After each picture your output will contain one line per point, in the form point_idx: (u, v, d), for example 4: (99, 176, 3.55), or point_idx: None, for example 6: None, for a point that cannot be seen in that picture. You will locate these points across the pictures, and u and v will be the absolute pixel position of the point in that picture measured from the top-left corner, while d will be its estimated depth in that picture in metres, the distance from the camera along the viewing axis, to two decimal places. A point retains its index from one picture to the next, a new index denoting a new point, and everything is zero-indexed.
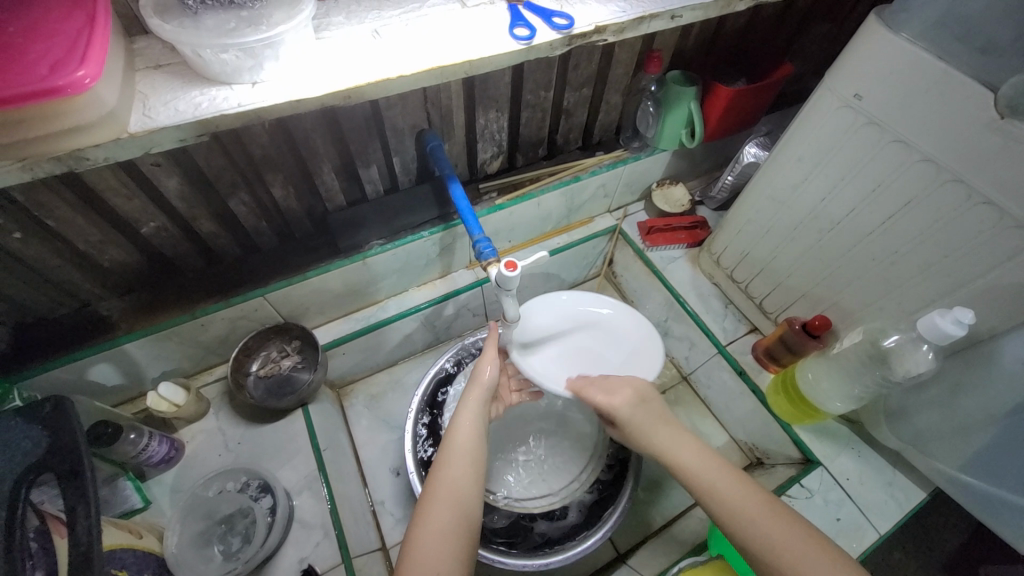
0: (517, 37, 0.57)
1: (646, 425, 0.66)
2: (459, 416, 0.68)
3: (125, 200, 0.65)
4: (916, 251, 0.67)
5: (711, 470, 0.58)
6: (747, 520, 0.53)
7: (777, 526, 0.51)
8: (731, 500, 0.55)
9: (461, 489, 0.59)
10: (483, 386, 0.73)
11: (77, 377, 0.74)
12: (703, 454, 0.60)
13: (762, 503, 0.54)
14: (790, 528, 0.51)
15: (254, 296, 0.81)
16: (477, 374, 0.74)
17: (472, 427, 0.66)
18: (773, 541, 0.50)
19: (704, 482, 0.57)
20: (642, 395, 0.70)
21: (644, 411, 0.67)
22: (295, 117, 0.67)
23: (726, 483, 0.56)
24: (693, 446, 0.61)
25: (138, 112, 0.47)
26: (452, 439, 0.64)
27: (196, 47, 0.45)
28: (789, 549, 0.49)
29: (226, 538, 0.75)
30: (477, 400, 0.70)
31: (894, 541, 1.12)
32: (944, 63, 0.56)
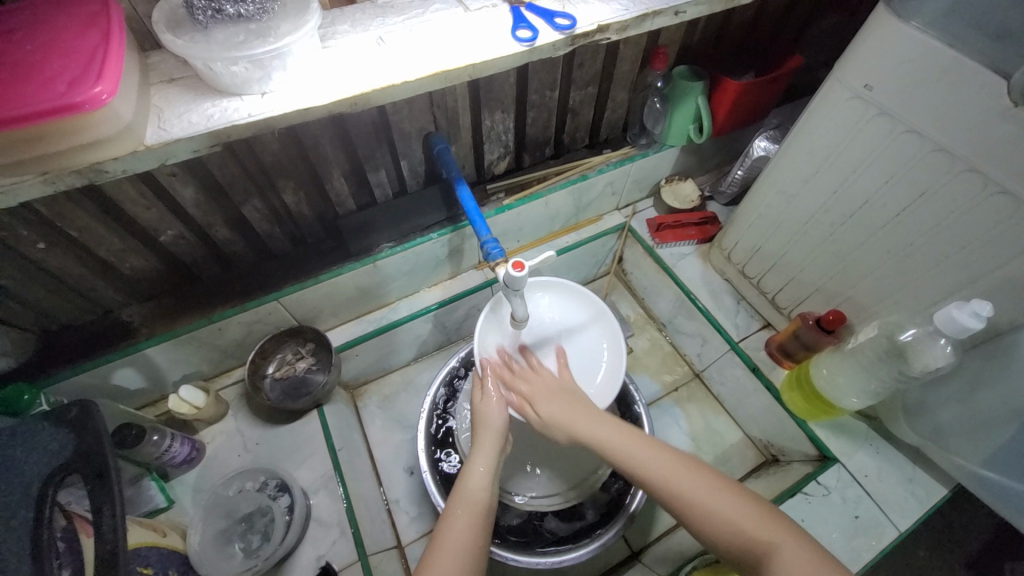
0: (520, 39, 0.57)
1: (564, 416, 0.67)
2: (472, 461, 0.67)
3: (144, 210, 0.67)
4: (931, 243, 0.66)
5: (621, 437, 0.63)
6: (662, 477, 0.58)
7: (687, 475, 0.57)
8: (644, 461, 0.60)
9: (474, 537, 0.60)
10: (496, 431, 0.69)
11: (102, 381, 0.77)
12: (610, 424, 0.65)
13: (668, 457, 0.60)
14: (698, 477, 0.57)
15: (269, 300, 0.83)
16: (485, 418, 0.70)
17: (484, 475, 0.66)
18: (687, 490, 0.56)
19: (620, 450, 0.62)
20: (559, 388, 0.71)
21: (559, 400, 0.69)
22: (304, 124, 0.69)
23: (638, 447, 0.61)
24: (604, 419, 0.66)
25: (154, 124, 0.48)
26: (463, 490, 0.64)
27: (207, 60, 0.46)
28: (700, 496, 0.55)
29: (246, 536, 0.76)
30: (491, 444, 0.68)
31: (917, 538, 1.10)
32: (955, 51, 0.55)
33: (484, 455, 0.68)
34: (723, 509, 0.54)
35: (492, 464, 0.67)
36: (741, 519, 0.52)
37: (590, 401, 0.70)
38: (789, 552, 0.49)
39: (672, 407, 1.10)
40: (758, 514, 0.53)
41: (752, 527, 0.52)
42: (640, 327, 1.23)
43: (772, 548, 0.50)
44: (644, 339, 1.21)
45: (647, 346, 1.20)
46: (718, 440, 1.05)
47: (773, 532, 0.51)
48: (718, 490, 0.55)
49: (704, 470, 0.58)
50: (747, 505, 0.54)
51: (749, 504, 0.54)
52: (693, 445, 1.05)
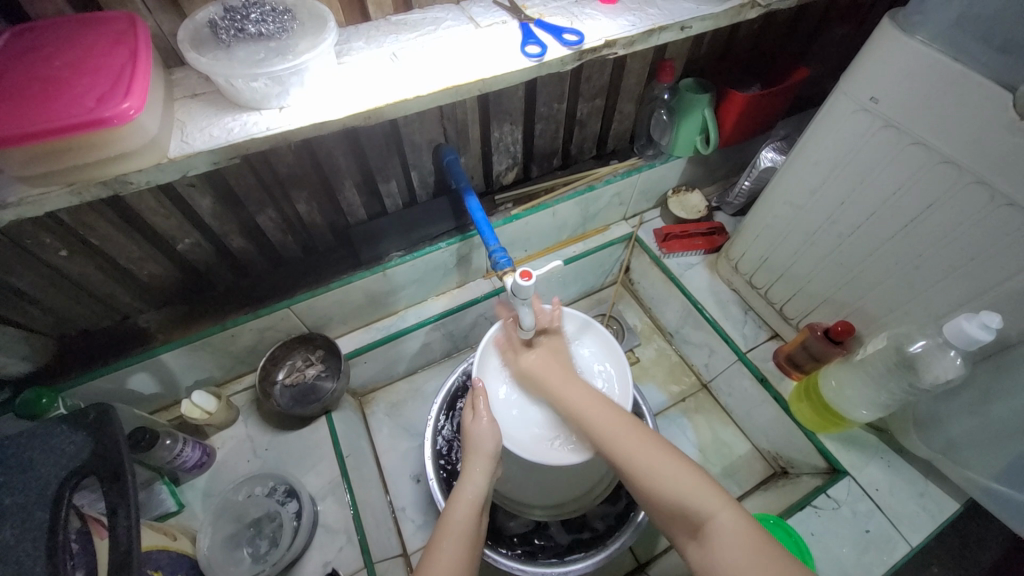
0: (529, 55, 0.58)
1: (541, 376, 0.74)
2: (460, 488, 0.67)
3: (163, 219, 0.69)
4: (939, 254, 0.66)
5: (583, 398, 0.68)
6: (614, 438, 0.63)
7: (637, 443, 0.61)
8: (600, 421, 0.65)
9: (460, 554, 0.60)
10: (488, 456, 0.69)
11: (118, 385, 0.79)
12: (576, 385, 0.70)
13: (624, 421, 0.64)
14: (643, 445, 0.61)
15: (281, 307, 0.84)
16: (476, 441, 0.69)
17: (473, 501, 0.66)
18: (635, 455, 0.60)
19: (577, 409, 0.68)
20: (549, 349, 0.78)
21: (541, 359, 0.76)
22: (319, 137, 0.71)
23: (595, 412, 0.66)
24: (575, 383, 0.71)
25: (177, 138, 0.50)
26: (451, 514, 0.64)
27: (229, 77, 0.48)
28: (641, 459, 0.59)
29: (254, 541, 0.77)
30: (481, 469, 0.68)
31: (930, 554, 1.07)
32: (959, 65, 0.56)
33: (476, 479, 0.68)
34: (665, 475, 0.57)
35: (482, 490, 0.67)
36: (682, 487, 0.56)
37: (570, 363, 0.76)
38: (720, 521, 0.52)
39: (679, 418, 1.10)
40: (699, 482, 0.56)
41: (691, 494, 0.55)
42: (648, 337, 1.22)
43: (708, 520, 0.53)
44: (652, 349, 1.20)
45: (654, 356, 1.19)
46: (726, 452, 1.04)
47: (710, 500, 0.54)
48: (664, 457, 0.59)
49: (656, 440, 0.62)
50: (690, 473, 0.57)
51: (691, 472, 0.57)
52: (701, 457, 1.04)
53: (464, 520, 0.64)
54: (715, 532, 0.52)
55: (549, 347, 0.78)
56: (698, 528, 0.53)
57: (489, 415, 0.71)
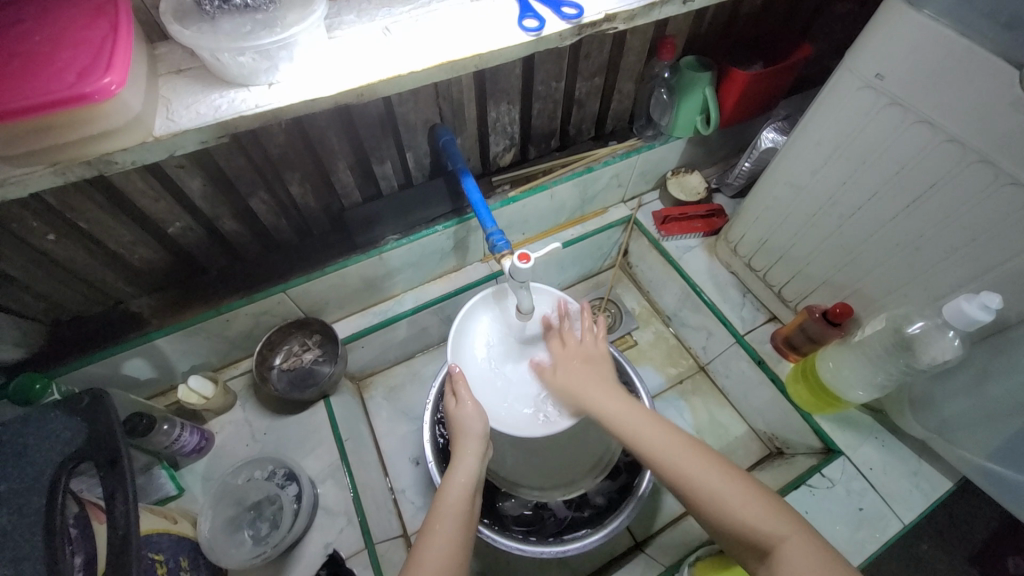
0: (526, 29, 0.56)
1: (581, 389, 0.71)
2: (453, 471, 0.68)
3: (152, 201, 0.67)
4: (940, 235, 0.65)
5: (636, 415, 0.65)
6: (674, 461, 0.60)
7: (698, 464, 0.58)
8: (658, 442, 0.62)
9: (455, 536, 0.60)
10: (478, 436, 0.71)
11: (112, 371, 0.78)
12: (625, 404, 0.67)
13: (682, 442, 0.61)
14: (702, 462, 0.58)
15: (276, 291, 0.83)
16: (465, 423, 0.71)
17: (467, 483, 0.67)
18: (698, 478, 0.57)
19: (631, 431, 0.64)
20: (585, 357, 0.75)
21: (581, 370, 0.74)
22: (311, 115, 0.69)
23: (647, 427, 0.64)
24: (615, 401, 0.68)
25: (162, 116, 0.48)
26: (446, 497, 0.65)
27: (214, 51, 0.46)
28: (702, 477, 0.57)
29: (255, 523, 0.78)
30: (473, 451, 0.69)
31: (921, 532, 1.10)
32: (967, 40, 0.54)
33: (469, 463, 0.69)
34: (732, 498, 0.55)
35: (474, 474, 0.68)
36: (749, 512, 0.54)
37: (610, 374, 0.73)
38: (795, 546, 0.50)
39: (676, 400, 1.10)
40: (766, 505, 0.54)
41: (759, 519, 0.53)
42: (646, 320, 1.22)
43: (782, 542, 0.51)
44: (650, 332, 1.20)
45: (652, 339, 1.19)
46: (722, 433, 1.05)
47: (779, 525, 0.52)
48: (728, 478, 0.57)
49: (717, 460, 0.59)
50: (758, 497, 0.55)
51: (758, 496, 0.55)
52: (698, 438, 1.05)
53: (459, 502, 0.64)
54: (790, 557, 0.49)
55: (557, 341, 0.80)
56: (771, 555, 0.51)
57: (474, 400, 0.73)
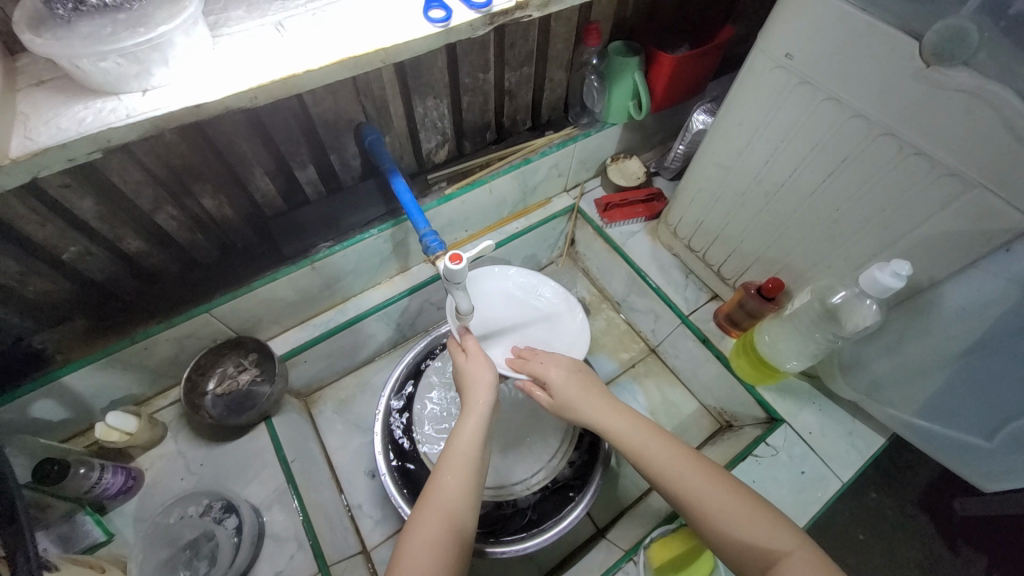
0: (433, 20, 0.54)
1: (579, 399, 0.68)
2: (464, 421, 0.65)
3: (38, 227, 0.61)
4: (855, 207, 0.68)
5: (641, 426, 0.65)
6: (682, 477, 0.59)
7: (701, 478, 0.59)
8: (667, 461, 0.61)
9: (460, 493, 0.59)
10: (487, 388, 0.67)
11: (16, 416, 0.71)
12: (626, 414, 0.67)
13: (692, 460, 0.61)
14: (705, 476, 0.59)
15: (199, 313, 0.77)
16: (471, 378, 0.68)
17: (471, 437, 0.64)
18: (705, 494, 0.58)
19: (638, 445, 0.63)
20: (572, 367, 0.72)
21: (575, 383, 0.70)
22: (214, 121, 0.64)
23: (651, 441, 0.63)
24: (617, 411, 0.67)
25: (19, 133, 0.43)
26: (454, 446, 0.63)
27: (72, 58, 0.41)
28: (705, 494, 0.58)
29: (192, 564, 0.72)
30: (483, 401, 0.66)
31: (867, 483, 1.17)
32: (867, 16, 0.56)
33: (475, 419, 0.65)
34: (735, 514, 0.56)
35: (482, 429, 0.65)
36: (755, 532, 0.54)
37: (599, 384, 0.71)
38: (799, 558, 0.51)
39: (630, 384, 1.12)
40: (772, 522, 0.54)
41: (764, 538, 0.53)
42: (597, 308, 1.23)
43: (785, 554, 0.52)
44: (601, 319, 1.21)
45: (604, 326, 1.20)
46: (676, 412, 1.07)
47: (785, 537, 0.53)
48: (732, 498, 0.57)
49: (725, 479, 0.59)
50: (764, 518, 0.55)
51: (762, 506, 0.56)
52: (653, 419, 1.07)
53: (467, 454, 0.62)
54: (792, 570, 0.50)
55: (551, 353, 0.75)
56: (776, 569, 0.51)
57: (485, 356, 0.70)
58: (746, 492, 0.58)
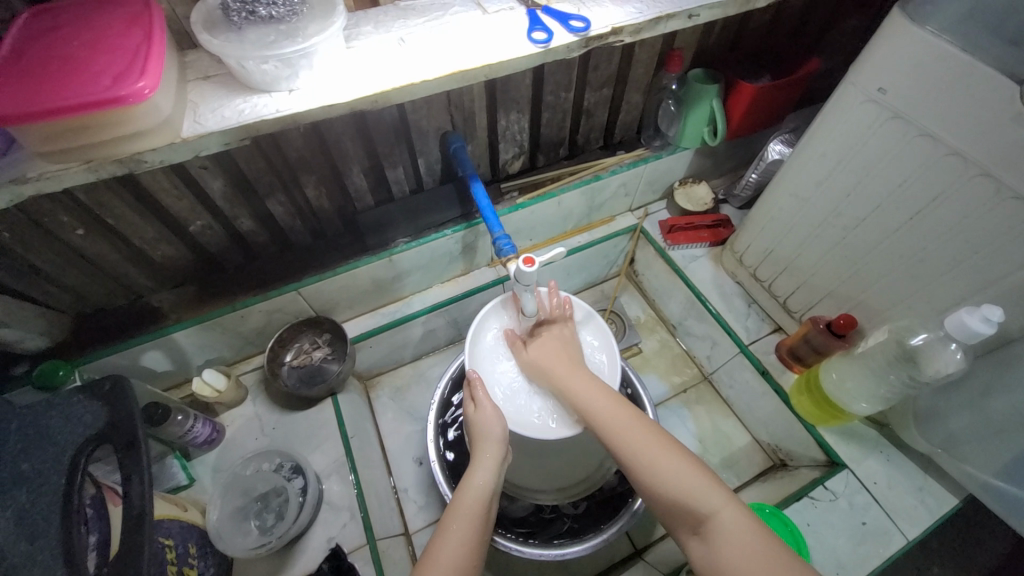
0: (535, 41, 0.59)
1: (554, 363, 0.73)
2: (473, 474, 0.68)
3: (176, 200, 0.71)
4: (943, 247, 0.66)
5: (591, 387, 0.68)
6: (620, 437, 0.62)
7: (643, 438, 0.61)
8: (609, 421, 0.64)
9: (472, 538, 0.62)
10: (498, 441, 0.70)
11: (132, 362, 0.82)
12: (582, 374, 0.70)
13: (634, 419, 0.64)
14: (646, 437, 0.61)
15: (289, 290, 0.86)
16: (483, 428, 0.71)
17: (484, 489, 0.66)
18: (647, 454, 0.60)
19: (587, 403, 0.66)
20: (558, 339, 0.76)
21: (552, 351, 0.75)
22: (328, 121, 0.72)
23: (603, 400, 0.66)
24: (580, 373, 0.70)
25: (189, 118, 0.51)
26: (463, 495, 0.66)
27: (240, 59, 0.49)
28: (646, 452, 0.60)
29: (261, 514, 0.80)
30: (492, 453, 0.69)
31: (932, 552, 1.07)
32: (967, 55, 0.56)
33: (486, 468, 0.68)
34: (671, 472, 0.58)
35: (493, 478, 0.67)
36: (687, 485, 0.56)
37: (579, 354, 0.74)
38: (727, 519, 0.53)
39: (680, 409, 1.10)
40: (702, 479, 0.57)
41: (698, 492, 0.56)
42: (650, 329, 1.23)
43: (714, 516, 0.54)
44: (655, 340, 1.21)
45: (656, 347, 1.20)
46: (726, 444, 1.04)
47: (716, 499, 0.55)
48: (668, 453, 0.59)
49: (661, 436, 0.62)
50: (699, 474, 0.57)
51: (696, 467, 0.58)
52: (701, 447, 1.05)
53: (475, 507, 0.64)
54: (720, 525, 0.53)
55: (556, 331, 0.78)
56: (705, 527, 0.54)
57: (493, 405, 0.72)
58: (684, 454, 0.60)
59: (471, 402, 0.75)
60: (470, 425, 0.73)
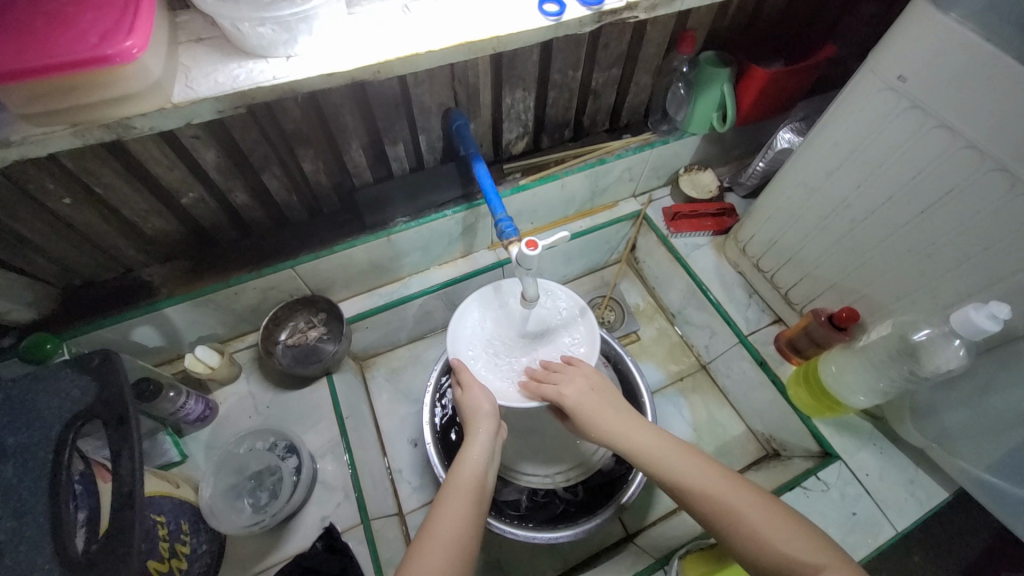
0: (546, 13, 0.56)
1: (596, 413, 0.69)
2: (467, 448, 0.69)
3: (167, 170, 0.68)
4: (953, 243, 0.65)
5: (657, 442, 0.65)
6: (698, 487, 0.60)
7: (721, 486, 0.59)
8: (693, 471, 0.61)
9: (468, 513, 0.62)
10: (486, 414, 0.71)
11: (122, 337, 0.80)
12: (646, 426, 0.68)
13: (708, 470, 0.61)
14: (724, 485, 0.59)
15: (285, 268, 0.84)
16: (473, 405, 0.72)
17: (476, 464, 0.67)
18: (728, 503, 0.58)
19: (654, 453, 0.64)
20: (594, 386, 0.72)
21: (595, 402, 0.70)
22: (326, 92, 0.69)
23: (670, 451, 0.64)
24: (638, 424, 0.68)
25: (181, 82, 0.49)
26: (460, 470, 0.66)
27: (235, 20, 0.46)
28: (727, 502, 0.58)
29: (255, 492, 0.80)
30: (485, 428, 0.70)
31: (915, 542, 1.10)
32: (992, 45, 0.54)
33: (480, 443, 0.69)
34: (757, 523, 0.56)
35: (487, 450, 0.69)
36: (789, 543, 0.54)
37: (621, 403, 0.71)
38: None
39: (676, 397, 1.10)
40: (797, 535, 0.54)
41: (792, 547, 0.53)
42: (649, 317, 1.22)
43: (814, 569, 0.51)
44: (653, 328, 1.20)
45: (655, 335, 1.19)
46: (720, 433, 1.05)
47: (815, 554, 0.53)
48: (757, 505, 0.57)
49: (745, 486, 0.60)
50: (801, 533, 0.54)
51: (780, 514, 0.56)
52: (695, 435, 1.05)
53: (470, 480, 0.65)
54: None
55: (582, 371, 0.74)
56: None
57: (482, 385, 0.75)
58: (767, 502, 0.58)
59: (456, 386, 0.77)
60: (461, 404, 0.74)
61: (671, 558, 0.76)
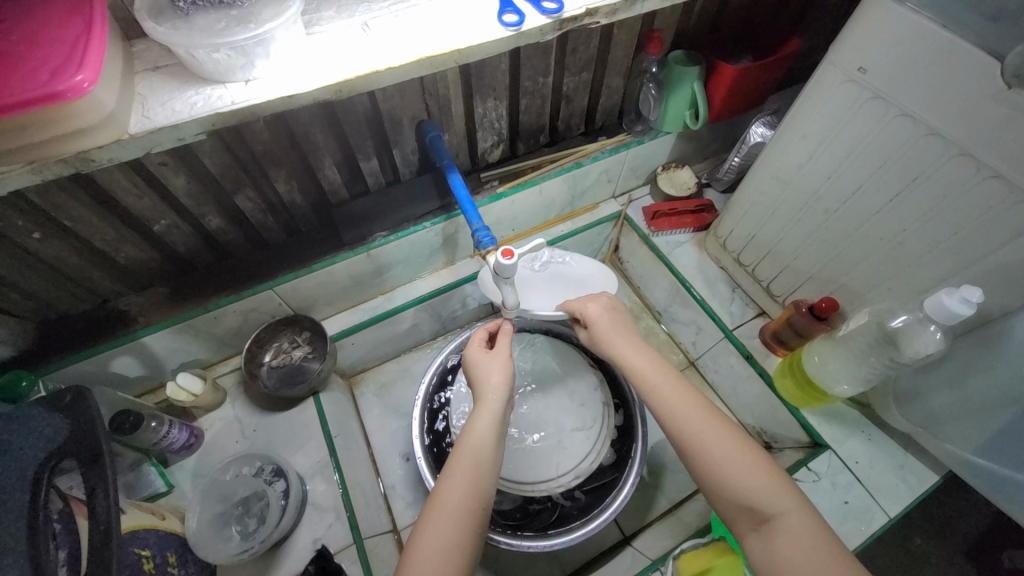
0: (506, 24, 0.56)
1: (608, 335, 0.71)
2: (477, 418, 0.66)
3: (136, 199, 0.68)
4: (922, 230, 0.66)
5: (656, 371, 0.64)
6: (689, 424, 0.58)
7: (710, 428, 0.57)
8: (678, 406, 0.60)
9: (475, 483, 0.58)
10: (500, 386, 0.69)
11: (101, 369, 0.79)
12: (646, 353, 0.67)
13: (700, 408, 0.59)
14: (716, 428, 0.57)
15: (264, 289, 0.83)
16: (485, 376, 0.71)
17: (487, 436, 0.63)
18: (712, 447, 0.56)
19: (649, 380, 0.64)
20: (613, 310, 0.75)
21: (609, 323, 0.72)
22: (294, 111, 0.69)
23: (666, 382, 0.63)
24: (640, 350, 0.68)
25: (138, 113, 0.48)
26: (468, 438, 0.63)
27: (189, 48, 0.46)
28: (711, 445, 0.56)
29: (243, 519, 0.79)
30: (495, 395, 0.68)
31: (913, 524, 1.10)
32: (948, 32, 0.54)
33: (488, 416, 0.66)
34: (733, 469, 0.54)
35: (495, 420, 0.65)
36: (759, 488, 0.52)
37: (633, 329, 0.72)
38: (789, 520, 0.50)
39: None
40: (773, 478, 0.53)
41: (763, 492, 0.52)
42: (636, 316, 1.22)
43: (779, 516, 0.51)
44: (640, 327, 1.20)
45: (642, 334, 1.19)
46: None
47: (782, 500, 0.52)
48: (736, 449, 0.55)
49: (729, 427, 0.58)
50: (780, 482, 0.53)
51: (761, 462, 0.54)
52: None
53: (479, 446, 0.62)
54: (786, 525, 0.50)
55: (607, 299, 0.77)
56: (767, 525, 0.51)
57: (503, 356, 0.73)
58: (752, 448, 0.56)
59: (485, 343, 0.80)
60: (475, 374, 0.72)
61: (665, 559, 0.76)
